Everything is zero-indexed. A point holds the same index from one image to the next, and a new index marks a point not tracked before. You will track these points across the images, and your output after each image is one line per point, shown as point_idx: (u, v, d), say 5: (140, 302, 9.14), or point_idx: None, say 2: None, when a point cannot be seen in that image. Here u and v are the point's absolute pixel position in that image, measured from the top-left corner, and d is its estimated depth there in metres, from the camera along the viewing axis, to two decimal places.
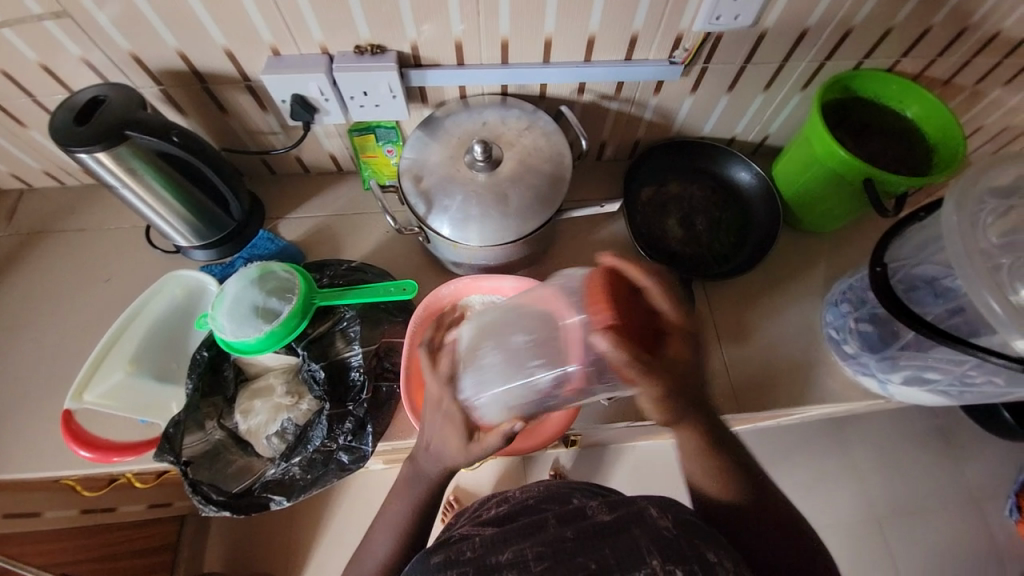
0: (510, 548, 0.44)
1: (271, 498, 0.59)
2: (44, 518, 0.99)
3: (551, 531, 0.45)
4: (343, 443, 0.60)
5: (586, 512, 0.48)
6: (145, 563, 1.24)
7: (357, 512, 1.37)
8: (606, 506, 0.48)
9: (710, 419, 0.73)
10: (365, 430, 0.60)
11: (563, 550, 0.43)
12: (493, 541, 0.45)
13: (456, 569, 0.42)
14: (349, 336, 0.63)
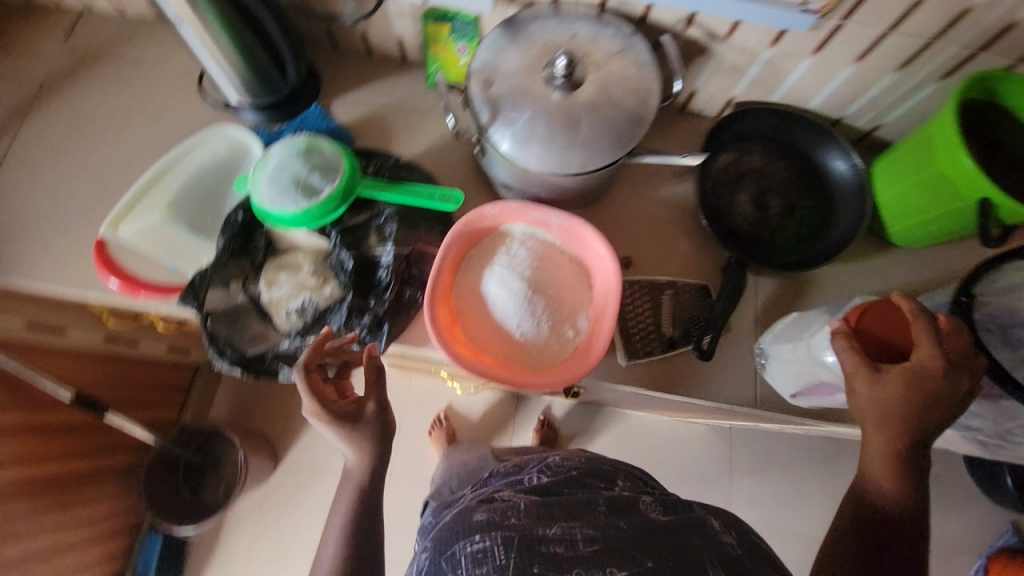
0: (557, 524, 0.52)
1: (281, 370, 0.61)
2: (69, 337, 1.08)
3: (602, 516, 0.54)
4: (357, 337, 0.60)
5: (639, 506, 0.57)
6: (159, 398, 1.36)
7: None
8: (660, 506, 0.57)
9: (720, 406, 0.71)
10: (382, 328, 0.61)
11: (614, 537, 0.51)
12: (538, 512, 0.54)
13: (502, 531, 0.51)
14: (384, 233, 0.62)
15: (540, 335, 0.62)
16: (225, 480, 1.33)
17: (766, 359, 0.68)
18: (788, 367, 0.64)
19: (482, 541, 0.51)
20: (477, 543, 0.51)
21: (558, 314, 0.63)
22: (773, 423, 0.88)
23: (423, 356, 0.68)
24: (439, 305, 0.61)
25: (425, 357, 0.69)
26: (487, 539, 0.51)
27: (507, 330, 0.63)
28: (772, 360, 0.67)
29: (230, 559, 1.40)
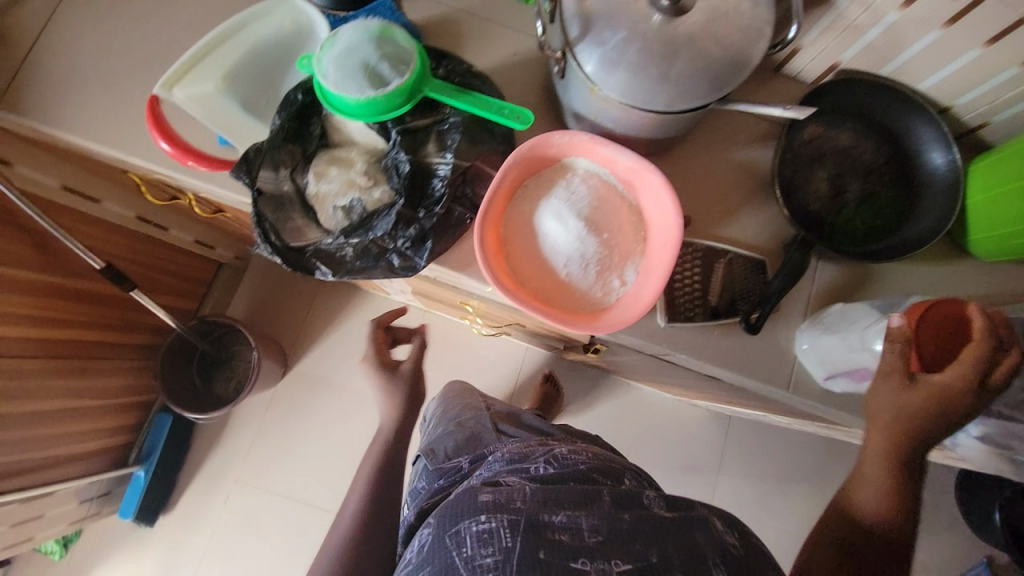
0: (563, 513, 0.53)
1: (319, 268, 0.60)
2: (102, 207, 1.08)
3: (608, 508, 0.55)
4: (397, 248, 0.59)
5: (644, 501, 0.58)
6: (181, 287, 1.39)
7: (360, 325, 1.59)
8: (664, 503, 0.58)
9: (732, 382, 0.72)
10: (426, 243, 0.58)
11: (619, 532, 0.52)
12: (543, 497, 0.55)
13: (509, 515, 0.52)
14: (445, 142, 0.58)
15: (585, 279, 0.60)
16: (237, 376, 1.39)
17: (806, 341, 0.64)
18: (826, 354, 0.62)
19: (487, 522, 0.52)
20: (482, 524, 0.51)
21: (609, 262, 0.60)
22: (781, 412, 0.89)
23: (461, 281, 0.67)
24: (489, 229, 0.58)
25: (461, 282, 0.68)
26: (492, 520, 0.52)
27: (553, 267, 0.60)
28: (812, 343, 0.63)
29: (233, 449, 1.49)
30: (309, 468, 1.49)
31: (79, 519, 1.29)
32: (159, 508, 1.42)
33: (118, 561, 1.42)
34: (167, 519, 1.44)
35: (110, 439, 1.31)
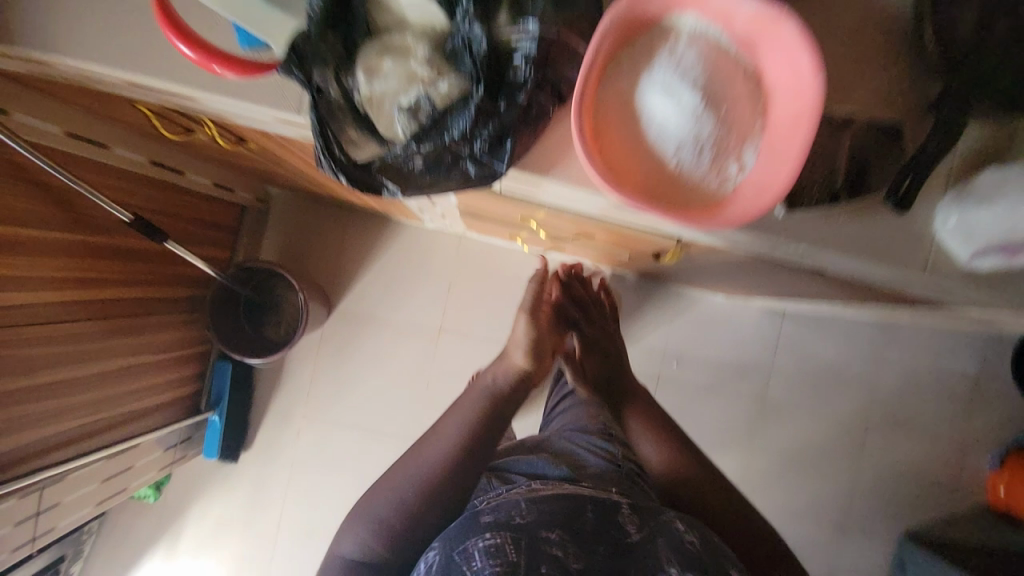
0: (553, 531, 0.69)
1: (386, 186, 0.54)
2: (114, 154, 1.00)
3: (586, 526, 0.72)
4: (472, 151, 0.50)
5: (619, 520, 0.74)
6: (211, 237, 1.33)
7: (399, 256, 1.56)
8: (637, 522, 0.74)
9: (835, 272, 0.66)
10: (506, 142, 0.50)
11: (593, 553, 0.68)
12: (541, 518, 0.71)
13: (505, 533, 0.67)
14: (524, 12, 0.47)
15: (698, 166, 0.50)
16: (287, 319, 1.39)
17: (951, 218, 0.57)
18: (973, 231, 0.55)
19: (491, 537, 0.67)
20: (487, 539, 0.66)
21: (727, 142, 0.50)
22: (871, 299, 0.84)
23: (541, 187, 0.59)
24: (584, 115, 0.49)
25: (541, 188, 0.60)
26: (495, 536, 0.67)
27: (660, 155, 0.51)
28: (956, 220, 0.56)
29: (296, 387, 1.54)
30: (371, 400, 1.54)
31: (168, 465, 1.36)
32: (239, 446, 1.50)
33: (212, 495, 1.53)
34: (247, 455, 1.53)
35: (178, 389, 1.34)
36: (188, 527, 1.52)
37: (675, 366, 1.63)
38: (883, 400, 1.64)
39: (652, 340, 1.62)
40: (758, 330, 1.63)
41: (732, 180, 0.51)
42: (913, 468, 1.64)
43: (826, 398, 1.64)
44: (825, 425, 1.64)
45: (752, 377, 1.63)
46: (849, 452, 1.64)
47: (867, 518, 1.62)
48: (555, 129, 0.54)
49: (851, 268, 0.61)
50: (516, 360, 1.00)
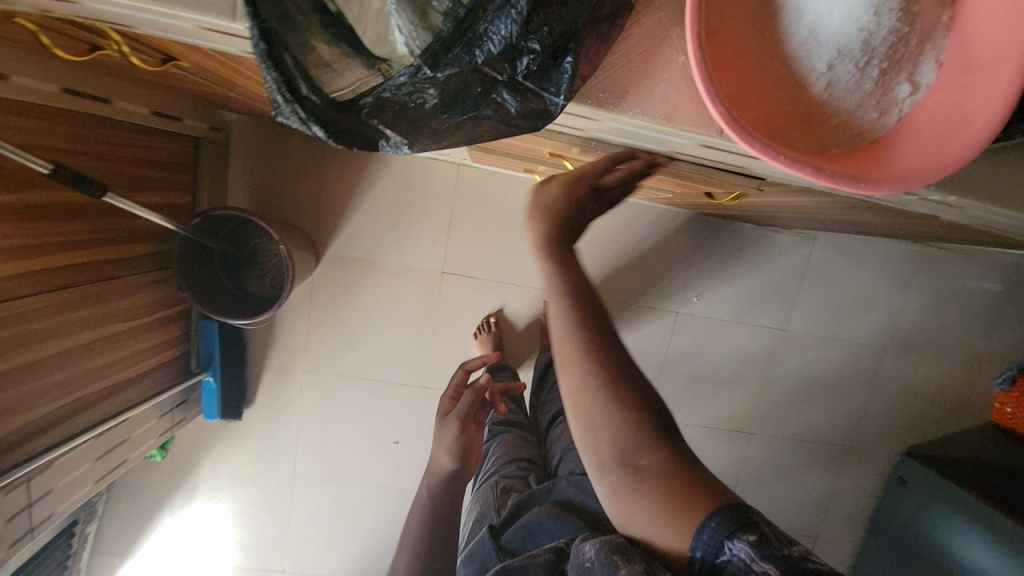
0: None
1: (382, 137, 0.45)
2: (14, 86, 0.75)
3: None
4: (512, 78, 0.38)
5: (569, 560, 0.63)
6: (165, 179, 1.13)
7: (389, 193, 1.37)
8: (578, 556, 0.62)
9: (954, 219, 0.53)
10: (563, 63, 0.37)
11: None
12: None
13: None
14: None
15: (857, 88, 0.34)
16: (269, 270, 1.27)
17: None
18: None
19: None
20: None
21: (899, 52, 0.34)
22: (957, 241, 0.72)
23: (603, 123, 0.43)
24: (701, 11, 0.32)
25: (601, 125, 0.44)
26: None
27: (805, 73, 0.34)
28: None
29: (292, 340, 1.44)
30: (373, 352, 1.45)
31: (167, 429, 1.30)
32: (241, 403, 1.43)
33: (220, 451, 1.50)
34: (251, 411, 1.47)
35: (165, 353, 1.23)
36: (202, 482, 1.51)
37: (694, 301, 1.53)
38: (905, 326, 1.59)
39: (671, 274, 1.51)
40: (783, 258, 1.52)
41: (897, 110, 0.35)
42: (924, 388, 1.64)
43: (847, 326, 1.58)
44: (841, 354, 1.60)
45: (775, 308, 1.55)
46: (863, 379, 1.62)
47: (875, 438, 1.65)
48: (624, 44, 0.38)
49: (986, 219, 0.48)
50: (443, 458, 0.87)
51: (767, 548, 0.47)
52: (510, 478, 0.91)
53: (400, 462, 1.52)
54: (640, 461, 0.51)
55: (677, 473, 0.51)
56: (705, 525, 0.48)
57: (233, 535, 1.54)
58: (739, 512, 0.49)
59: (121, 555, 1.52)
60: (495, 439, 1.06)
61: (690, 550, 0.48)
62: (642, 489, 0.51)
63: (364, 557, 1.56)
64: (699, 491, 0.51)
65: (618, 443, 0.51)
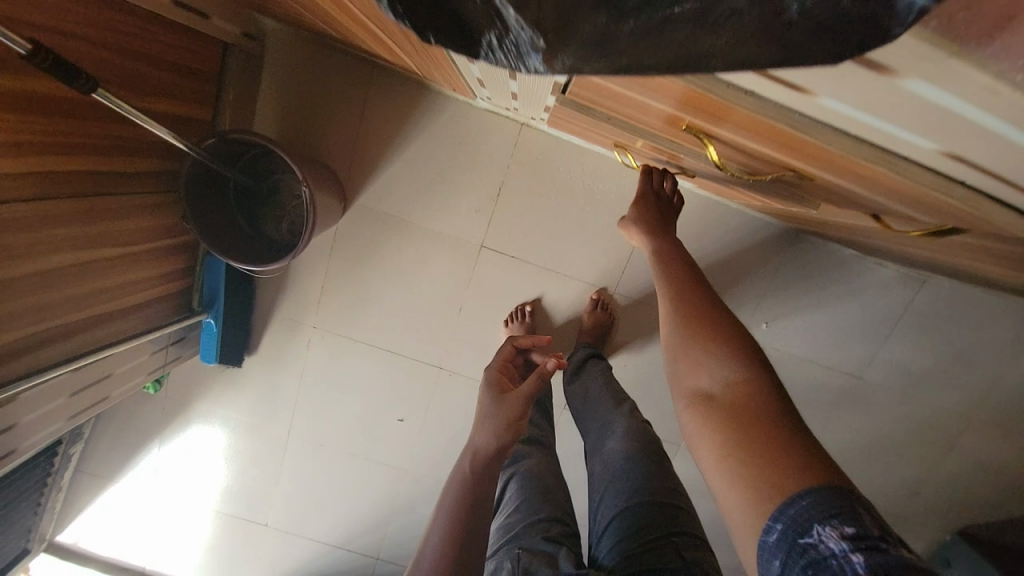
0: None
1: (489, 31, 0.26)
2: None
3: None
4: None
5: None
6: (184, 88, 0.97)
7: (435, 144, 1.18)
8: None
9: None
10: None
11: None
12: None
13: None
14: None
15: None
16: (288, 214, 1.12)
17: None
18: None
19: None
20: None
21: None
22: None
23: (896, 83, 0.25)
24: None
25: (886, 84, 0.25)
26: None
27: None
28: None
29: (305, 291, 1.29)
30: (392, 319, 1.30)
31: (160, 366, 1.20)
32: (241, 350, 1.31)
33: (216, 394, 1.39)
34: (253, 359, 1.35)
35: (165, 285, 1.10)
36: (195, 421, 1.42)
37: (762, 327, 1.32)
38: (1008, 400, 1.33)
39: (740, 288, 1.30)
40: (881, 293, 1.28)
41: None
42: (1012, 476, 1.38)
43: (935, 387, 1.34)
44: (920, 416, 1.37)
45: (855, 350, 1.33)
46: (939, 448, 1.39)
47: (935, 517, 1.44)
48: None
49: None
50: (483, 438, 0.82)
51: (868, 545, 0.39)
52: (534, 554, 0.74)
53: (400, 441, 1.40)
54: (710, 388, 0.55)
55: (765, 416, 0.50)
56: (796, 500, 0.43)
57: (220, 481, 1.46)
58: (846, 501, 0.42)
59: (106, 478, 1.45)
60: (515, 474, 0.90)
61: (769, 520, 0.44)
62: (711, 422, 0.53)
63: (351, 527, 1.47)
64: (789, 465, 0.46)
65: (713, 367, 0.56)
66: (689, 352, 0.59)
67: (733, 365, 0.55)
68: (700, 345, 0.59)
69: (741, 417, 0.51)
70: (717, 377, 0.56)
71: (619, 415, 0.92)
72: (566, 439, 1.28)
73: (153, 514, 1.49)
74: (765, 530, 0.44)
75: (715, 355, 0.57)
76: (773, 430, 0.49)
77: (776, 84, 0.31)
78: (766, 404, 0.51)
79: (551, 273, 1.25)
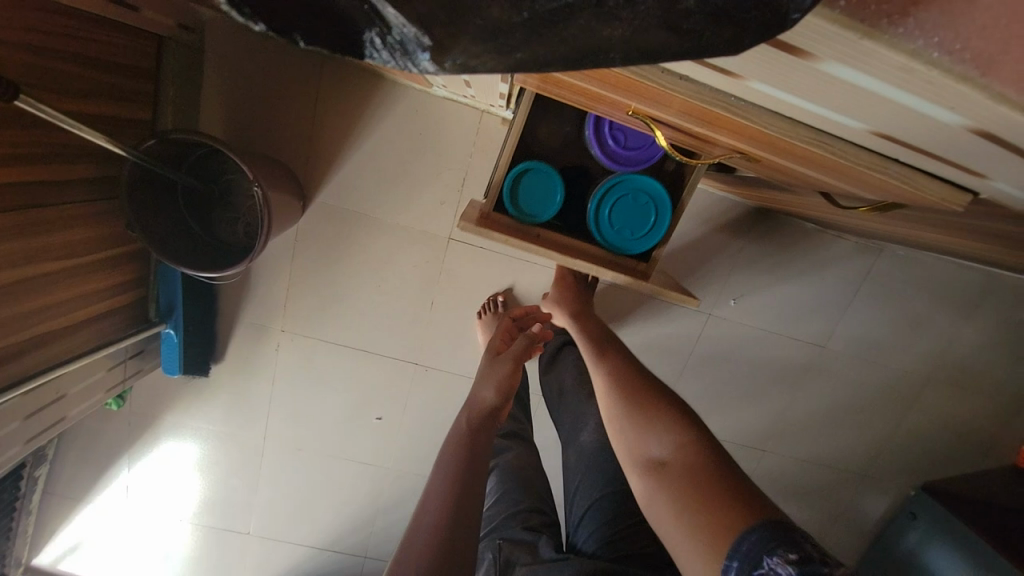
0: None
1: (370, 30, 0.26)
2: None
3: None
4: None
5: None
6: (117, 87, 0.91)
7: (394, 135, 1.14)
8: None
9: None
10: None
11: None
12: None
13: None
14: None
15: None
16: (245, 217, 1.07)
17: None
18: None
19: None
20: None
21: None
22: None
23: (816, 67, 0.24)
24: None
25: (808, 69, 0.25)
26: None
27: None
28: None
29: (269, 295, 1.25)
30: (363, 318, 1.27)
31: (119, 382, 1.15)
32: (206, 359, 1.27)
33: (185, 406, 1.35)
34: (220, 368, 1.31)
35: (116, 297, 1.05)
36: (165, 434, 1.37)
37: (730, 304, 1.35)
38: (961, 359, 1.40)
39: (707, 268, 1.32)
40: (841, 265, 1.32)
41: None
42: (965, 429, 1.46)
43: (893, 351, 1.40)
44: (882, 381, 1.43)
45: (818, 321, 1.37)
46: (900, 409, 1.45)
47: (897, 471, 1.51)
48: None
49: None
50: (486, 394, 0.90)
51: (810, 568, 0.43)
52: (516, 546, 0.75)
53: (380, 438, 1.39)
54: (662, 456, 0.60)
55: (709, 472, 0.55)
56: (745, 537, 0.47)
57: (198, 493, 1.42)
58: (788, 531, 0.46)
59: (75, 500, 1.40)
60: (497, 464, 0.90)
61: (727, 559, 0.47)
62: (666, 485, 0.57)
63: (335, 529, 1.46)
64: (735, 509, 0.50)
65: (658, 437, 0.62)
66: (635, 425, 0.66)
67: (670, 426, 0.63)
68: (644, 420, 0.65)
69: (692, 477, 0.55)
70: (666, 445, 0.61)
71: (591, 405, 0.93)
72: (544, 427, 1.28)
73: (130, 532, 1.45)
74: (725, 568, 0.47)
75: (662, 430, 0.63)
76: (723, 486, 0.53)
77: (706, 70, 0.31)
78: (710, 461, 0.57)
79: (520, 263, 1.25)
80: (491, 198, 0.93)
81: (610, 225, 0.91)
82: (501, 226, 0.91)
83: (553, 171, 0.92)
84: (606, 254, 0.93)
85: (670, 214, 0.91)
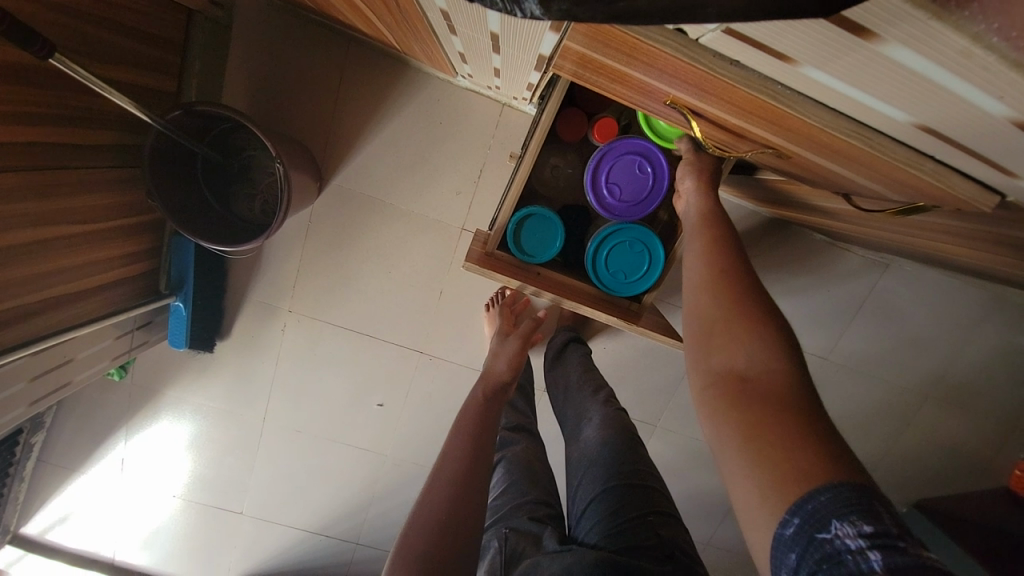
0: None
1: None
2: None
3: None
4: None
5: None
6: (148, 55, 0.92)
7: (414, 121, 1.15)
8: None
9: None
10: None
11: None
12: None
13: None
14: None
15: None
16: (263, 193, 1.07)
17: None
18: None
19: None
20: None
21: None
22: None
23: (879, 51, 0.26)
24: None
25: (870, 52, 0.26)
26: None
27: None
28: None
29: (280, 275, 1.25)
30: (371, 303, 1.28)
31: (125, 352, 1.15)
32: (212, 336, 1.27)
33: (187, 381, 1.35)
34: (225, 344, 1.31)
35: (129, 266, 1.06)
36: (164, 411, 1.37)
37: None
38: (960, 378, 1.41)
39: None
40: (847, 277, 1.34)
41: None
42: (959, 449, 1.47)
43: (894, 366, 1.41)
44: (881, 395, 1.44)
45: (822, 331, 1.38)
46: (897, 424, 1.46)
47: (889, 487, 1.52)
48: None
49: None
50: (500, 370, 0.99)
51: (885, 543, 0.39)
52: (521, 535, 0.76)
53: (380, 424, 1.39)
54: (744, 369, 0.53)
55: (786, 400, 0.49)
56: (815, 495, 0.43)
57: (193, 471, 1.42)
58: (866, 498, 0.42)
59: (70, 470, 1.39)
60: (504, 456, 0.91)
61: (786, 514, 0.44)
62: (735, 403, 0.51)
63: (328, 513, 1.46)
64: (800, 445, 0.46)
65: (747, 346, 0.54)
66: (727, 325, 0.57)
67: (761, 336, 0.54)
68: (738, 322, 0.56)
69: (763, 402, 0.50)
70: (756, 359, 0.53)
71: (597, 402, 0.94)
72: (546, 422, 1.29)
73: (120, 506, 1.44)
74: (782, 522, 0.44)
75: (751, 337, 0.54)
76: (793, 416, 0.48)
77: (760, 55, 0.32)
78: (794, 392, 0.50)
79: None
80: (496, 237, 0.96)
81: (606, 268, 0.93)
82: (503, 265, 0.95)
83: (555, 216, 0.93)
84: (598, 294, 0.97)
85: (663, 262, 0.93)
